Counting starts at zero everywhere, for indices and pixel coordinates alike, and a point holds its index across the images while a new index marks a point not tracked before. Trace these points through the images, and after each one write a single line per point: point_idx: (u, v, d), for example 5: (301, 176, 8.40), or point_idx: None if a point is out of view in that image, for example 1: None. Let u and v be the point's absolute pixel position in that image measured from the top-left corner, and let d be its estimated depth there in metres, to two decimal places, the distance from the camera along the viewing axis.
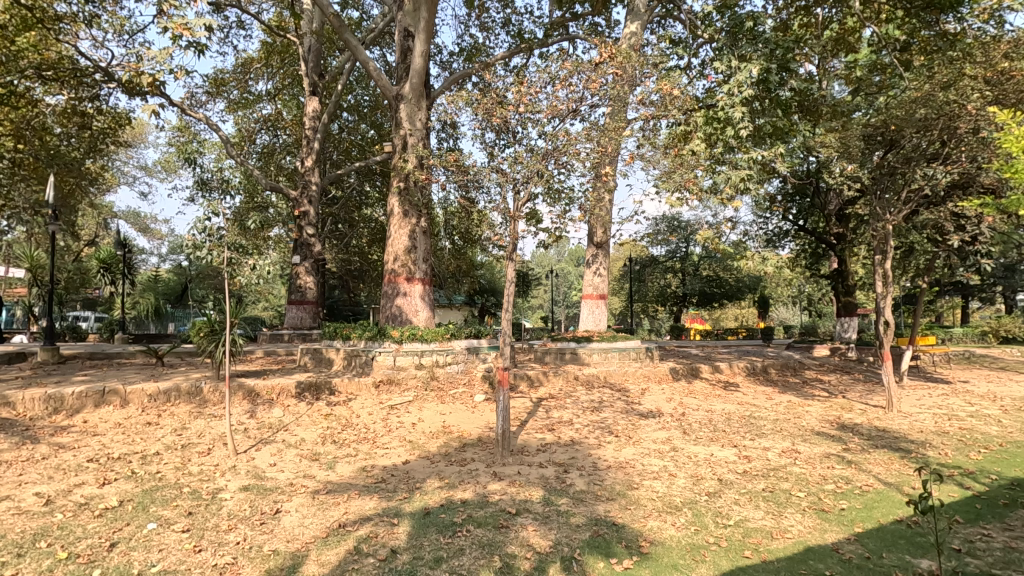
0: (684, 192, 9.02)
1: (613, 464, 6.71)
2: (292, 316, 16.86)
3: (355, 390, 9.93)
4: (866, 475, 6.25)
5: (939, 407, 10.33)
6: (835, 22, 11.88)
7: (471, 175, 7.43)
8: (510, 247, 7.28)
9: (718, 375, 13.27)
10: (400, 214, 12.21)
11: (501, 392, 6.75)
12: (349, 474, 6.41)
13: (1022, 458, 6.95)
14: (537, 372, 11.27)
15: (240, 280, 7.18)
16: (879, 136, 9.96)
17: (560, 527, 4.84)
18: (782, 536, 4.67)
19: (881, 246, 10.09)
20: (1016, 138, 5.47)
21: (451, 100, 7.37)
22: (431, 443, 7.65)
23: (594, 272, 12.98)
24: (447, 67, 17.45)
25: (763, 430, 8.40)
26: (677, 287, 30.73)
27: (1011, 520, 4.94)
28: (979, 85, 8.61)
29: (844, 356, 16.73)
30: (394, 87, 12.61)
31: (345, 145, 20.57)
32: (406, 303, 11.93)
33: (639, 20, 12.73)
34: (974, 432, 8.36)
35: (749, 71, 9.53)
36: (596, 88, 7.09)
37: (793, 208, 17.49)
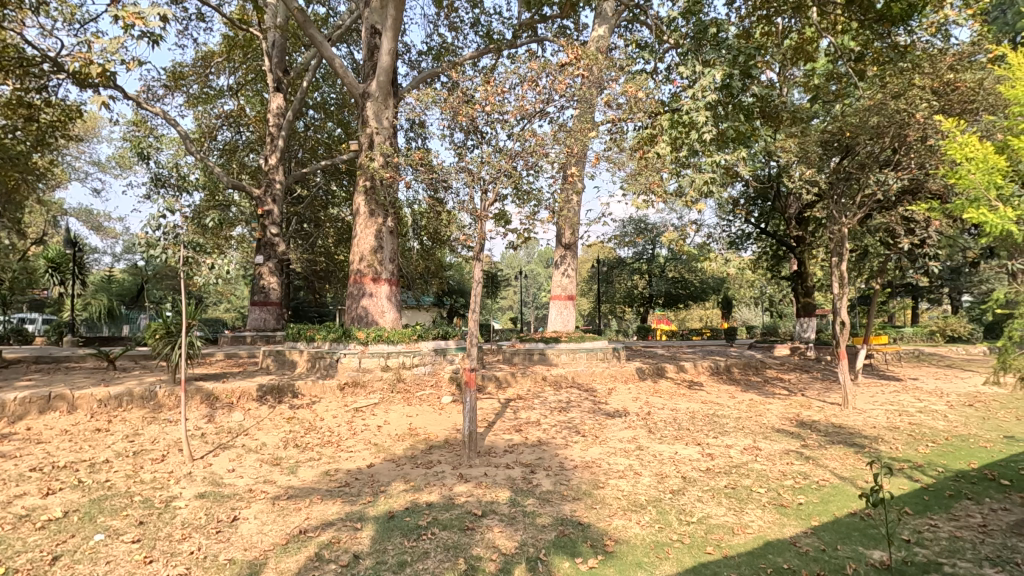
0: (650, 194, 9.19)
1: (579, 464, 6.73)
2: (255, 317, 16.37)
3: (319, 393, 9.72)
4: (823, 471, 6.44)
5: (891, 403, 10.76)
6: (794, 31, 12.22)
7: (439, 174, 7.35)
8: (478, 248, 7.23)
9: (683, 375, 13.51)
10: (366, 213, 12.02)
11: (468, 394, 6.69)
12: (311, 479, 6.25)
13: (967, 451, 7.29)
14: (505, 373, 11.26)
15: (198, 280, 6.94)
16: (835, 142, 10.38)
17: (526, 528, 4.82)
18: (742, 532, 4.76)
19: (837, 249, 10.53)
20: (958, 146, 5.65)
21: (418, 99, 7.28)
22: (397, 445, 7.54)
23: (563, 272, 13.06)
24: (415, 66, 17.31)
25: (726, 428, 8.56)
26: (643, 288, 31.14)
27: (956, 511, 5.16)
28: (927, 95, 8.98)
29: (803, 356, 17.27)
30: (360, 85, 12.41)
31: (311, 144, 20.18)
32: (372, 304, 11.76)
33: (608, 24, 12.88)
34: (922, 426, 8.73)
35: (713, 76, 9.75)
36: (562, 89, 7.10)
37: (755, 211, 17.95)
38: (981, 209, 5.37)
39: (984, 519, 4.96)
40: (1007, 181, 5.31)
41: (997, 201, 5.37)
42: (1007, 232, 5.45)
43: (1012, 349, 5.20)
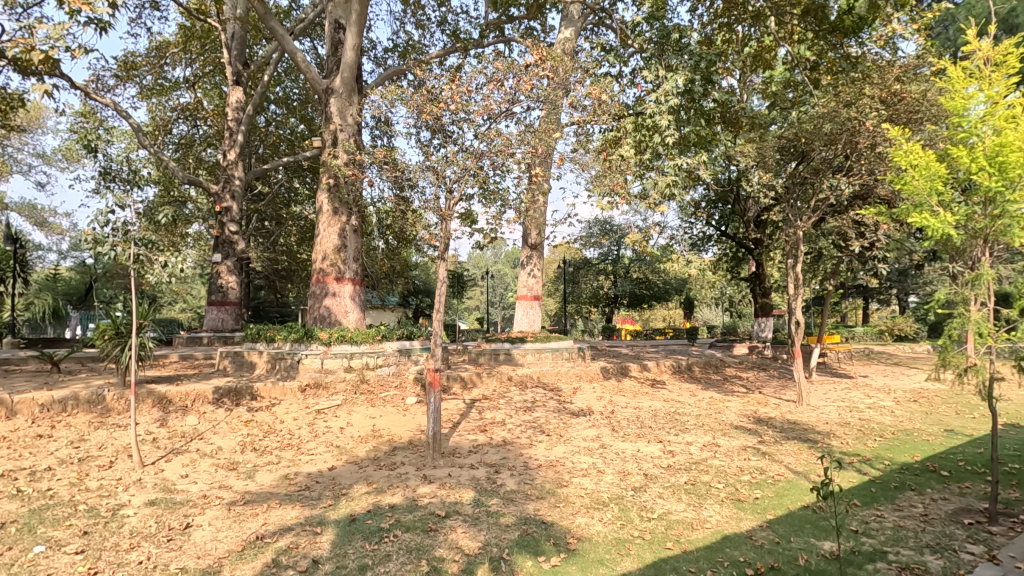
0: (614, 196, 9.32)
1: (543, 463, 6.76)
2: (212, 317, 15.84)
3: (280, 395, 9.46)
4: (778, 466, 6.66)
5: (842, 400, 11.20)
6: (753, 39, 12.55)
7: (404, 173, 7.26)
8: (443, 247, 7.18)
9: (646, 374, 13.73)
10: (329, 211, 11.80)
11: (432, 394, 6.63)
12: (269, 483, 6.08)
13: (911, 445, 7.66)
14: (471, 373, 11.22)
15: (149, 279, 6.68)
16: (791, 148, 10.68)
17: (489, 528, 4.81)
18: (701, 527, 4.88)
19: (793, 251, 10.92)
20: (904, 153, 5.91)
21: (382, 96, 7.17)
22: (360, 447, 7.42)
23: (529, 272, 13.10)
24: (380, 63, 17.08)
25: (687, 426, 8.76)
26: (609, 289, 31.56)
27: (900, 501, 5.41)
28: (876, 105, 9.39)
29: (761, 355, 17.85)
30: (323, 80, 12.17)
31: (273, 140, 19.69)
32: (335, 303, 11.53)
33: (573, 27, 12.98)
34: (871, 422, 9.12)
35: (675, 81, 9.95)
36: (527, 90, 7.09)
37: (716, 214, 18.41)
38: (924, 213, 5.66)
39: (925, 509, 5.22)
40: (947, 187, 5.61)
41: (939, 207, 5.66)
42: (946, 237, 5.74)
43: (951, 347, 5.50)
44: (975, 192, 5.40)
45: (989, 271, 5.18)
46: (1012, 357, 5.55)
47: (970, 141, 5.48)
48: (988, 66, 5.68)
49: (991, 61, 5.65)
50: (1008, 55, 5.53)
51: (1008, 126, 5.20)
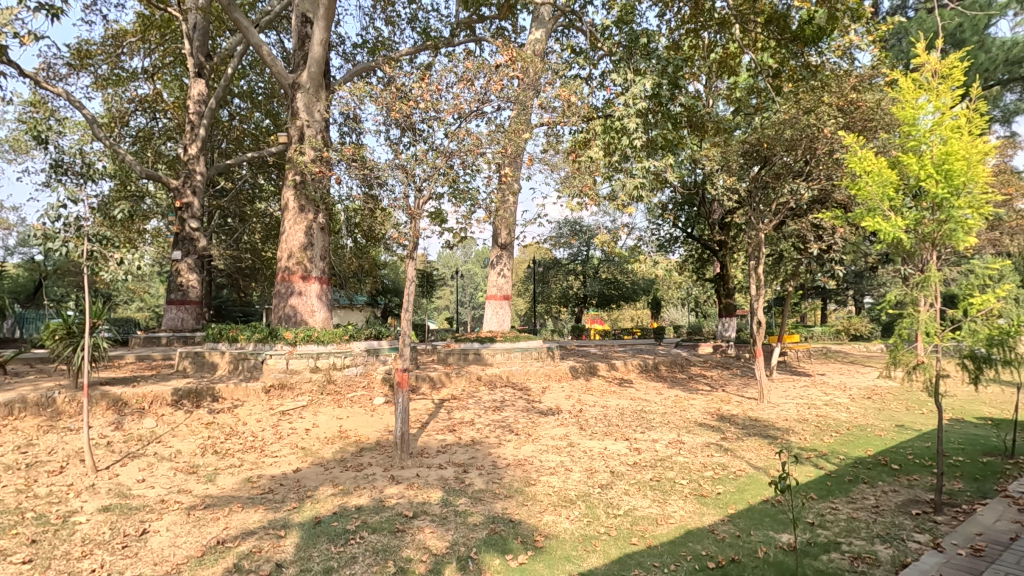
0: (583, 197, 9.44)
1: (512, 462, 6.80)
2: (171, 316, 15.32)
3: (242, 396, 9.21)
4: (740, 461, 6.85)
5: (801, 397, 11.60)
6: (719, 46, 12.84)
7: (373, 170, 7.17)
8: (412, 246, 7.12)
9: (614, 373, 13.91)
10: (295, 208, 11.56)
11: (400, 394, 6.57)
12: (231, 486, 5.93)
13: (865, 440, 7.98)
14: (439, 373, 11.14)
15: (103, 277, 6.43)
16: (754, 152, 10.98)
17: (457, 527, 4.80)
18: (665, 522, 4.98)
19: (755, 253, 11.26)
20: (859, 159, 6.17)
21: (351, 93, 7.08)
22: (326, 449, 7.30)
23: (499, 272, 13.10)
24: (349, 59, 16.83)
25: (653, 424, 8.91)
26: (578, 289, 31.84)
27: (854, 494, 5.63)
28: (834, 113, 9.78)
29: (724, 354, 18.33)
30: (289, 75, 11.92)
31: (236, 135, 19.17)
32: (301, 303, 11.33)
33: (544, 28, 13.05)
34: (828, 418, 9.47)
35: (643, 84, 10.13)
36: (497, 90, 7.08)
37: (683, 217, 18.77)
38: (876, 217, 5.93)
39: (877, 501, 5.46)
40: (898, 193, 5.87)
41: (891, 212, 5.91)
42: (898, 240, 6.00)
43: (902, 345, 5.77)
44: (923, 198, 5.65)
45: (936, 273, 5.45)
46: (956, 354, 5.86)
47: (920, 149, 5.74)
48: (936, 78, 5.96)
49: (938, 74, 5.94)
50: (954, 69, 5.81)
51: (954, 135, 5.48)
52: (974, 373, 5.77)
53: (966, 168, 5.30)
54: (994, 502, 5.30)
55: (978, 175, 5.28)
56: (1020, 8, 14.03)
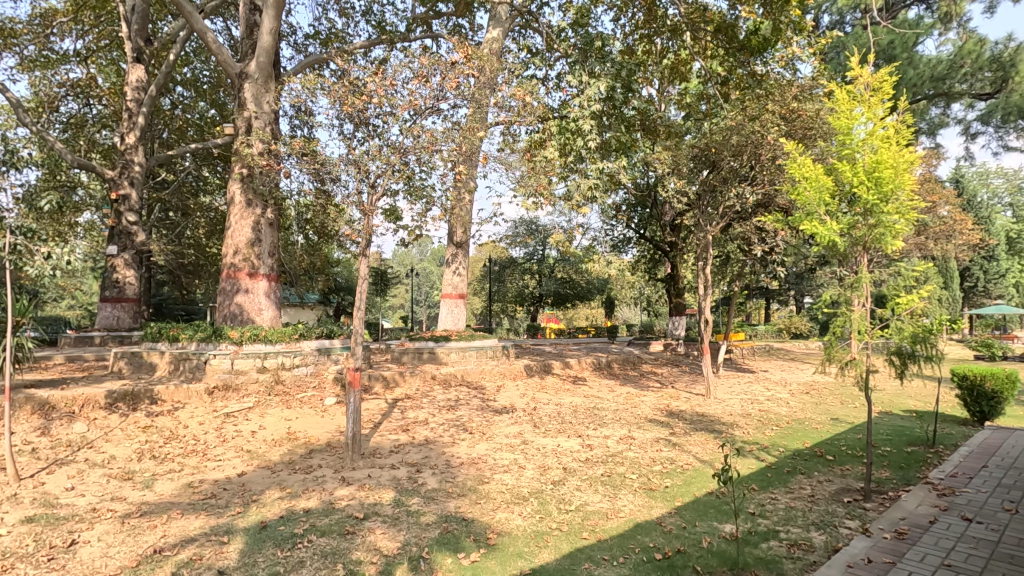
0: (539, 197, 9.52)
1: (465, 460, 6.79)
2: (105, 314, 14.47)
3: (183, 398, 8.81)
4: (687, 455, 7.08)
5: (745, 393, 12.10)
6: (671, 52, 13.16)
7: (324, 165, 6.99)
8: (364, 243, 6.99)
9: (568, 371, 14.12)
10: (242, 203, 11.15)
11: (352, 394, 6.45)
12: (170, 493, 5.67)
13: (803, 432, 8.41)
14: (393, 372, 10.97)
15: (28, 273, 5.98)
16: (703, 157, 11.37)
17: (409, 527, 4.76)
18: (615, 516, 5.09)
19: (703, 254, 11.66)
20: (799, 166, 6.49)
21: (301, 86, 6.88)
22: (273, 451, 7.08)
23: (455, 271, 13.02)
24: (301, 50, 16.33)
25: (605, 420, 9.09)
26: (534, 288, 32.06)
27: (791, 484, 5.92)
28: (777, 121, 10.23)
29: (674, 351, 18.88)
30: (236, 64, 11.48)
31: (179, 124, 18.28)
32: (247, 301, 10.93)
33: (501, 27, 13.08)
34: (769, 412, 9.92)
35: (598, 87, 10.31)
36: (453, 87, 7.01)
37: (636, 218, 19.20)
38: (814, 221, 6.25)
39: (813, 490, 5.76)
40: (834, 199, 6.19)
41: (827, 216, 6.25)
42: (834, 244, 6.33)
43: (836, 342, 6.10)
44: (857, 204, 5.98)
45: (867, 275, 5.78)
46: (885, 351, 6.24)
47: (854, 158, 6.07)
48: (870, 90, 6.29)
49: (870, 86, 6.28)
50: (885, 82, 6.16)
51: (885, 146, 5.82)
52: (901, 369, 6.14)
53: (894, 176, 5.65)
54: (917, 488, 5.69)
55: (905, 183, 5.63)
56: (944, 28, 15.07)
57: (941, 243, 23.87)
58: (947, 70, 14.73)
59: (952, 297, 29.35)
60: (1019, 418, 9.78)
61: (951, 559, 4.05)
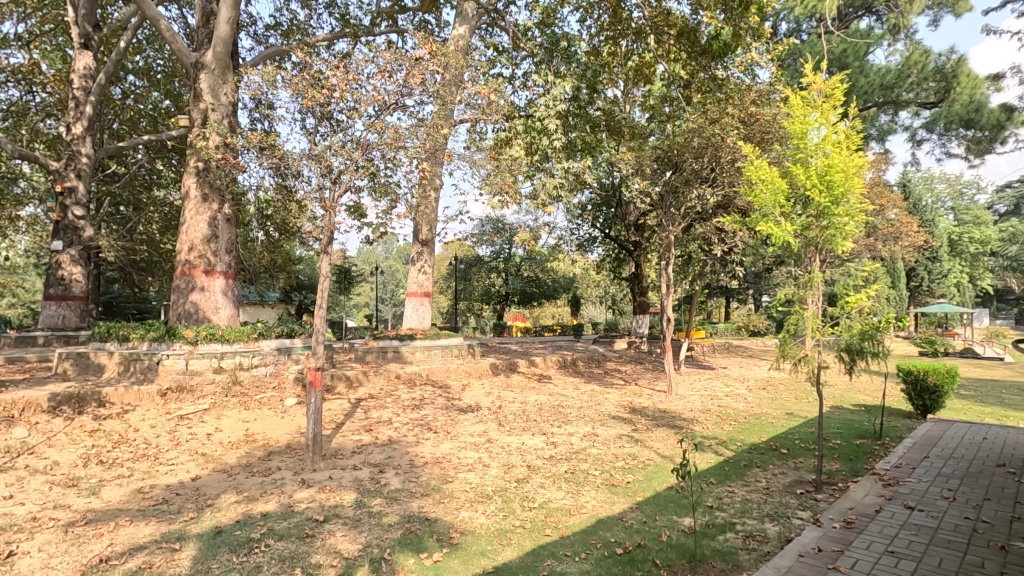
0: (505, 195, 9.52)
1: (429, 460, 6.74)
2: (49, 313, 13.69)
3: (134, 400, 8.45)
4: (649, 451, 7.21)
5: (705, 389, 12.41)
6: (635, 54, 13.33)
7: (285, 160, 6.82)
8: (326, 240, 6.86)
9: (533, 369, 14.18)
10: (197, 197, 10.77)
11: (313, 394, 6.31)
12: (118, 499, 5.43)
13: (759, 427, 8.68)
14: (356, 372, 10.77)
15: None
16: (665, 158, 11.63)
17: (371, 529, 4.69)
18: (578, 512, 5.14)
19: (666, 253, 11.88)
20: (756, 168, 6.67)
21: (259, 78, 6.68)
22: (229, 454, 6.87)
23: (420, 269, 12.85)
24: (261, 41, 15.86)
25: (570, 418, 9.18)
26: (500, 287, 32.04)
27: (747, 478, 6.11)
28: (736, 124, 10.55)
29: (638, 349, 19.20)
30: (191, 54, 11.07)
31: (131, 115, 17.49)
32: (203, 299, 10.57)
33: (468, 25, 13.01)
34: (728, 408, 10.21)
35: (564, 87, 10.37)
36: (417, 83, 6.91)
37: (601, 218, 19.40)
38: (770, 222, 6.44)
39: (767, 483, 5.95)
40: (789, 201, 6.39)
41: (782, 217, 6.45)
42: (788, 244, 6.54)
43: (790, 340, 6.30)
44: (810, 206, 6.19)
45: (819, 275, 6.00)
46: (835, 348, 6.48)
47: (808, 161, 6.27)
48: (823, 97, 6.50)
49: (823, 93, 6.49)
50: (837, 89, 6.37)
51: (837, 150, 6.02)
52: (850, 364, 6.40)
53: (845, 180, 5.87)
54: (864, 479, 5.95)
55: (855, 187, 5.85)
56: (892, 39, 15.78)
57: (889, 245, 25.00)
58: (895, 79, 15.54)
59: (899, 296, 30.75)
60: (959, 411, 10.33)
61: (894, 546, 4.24)
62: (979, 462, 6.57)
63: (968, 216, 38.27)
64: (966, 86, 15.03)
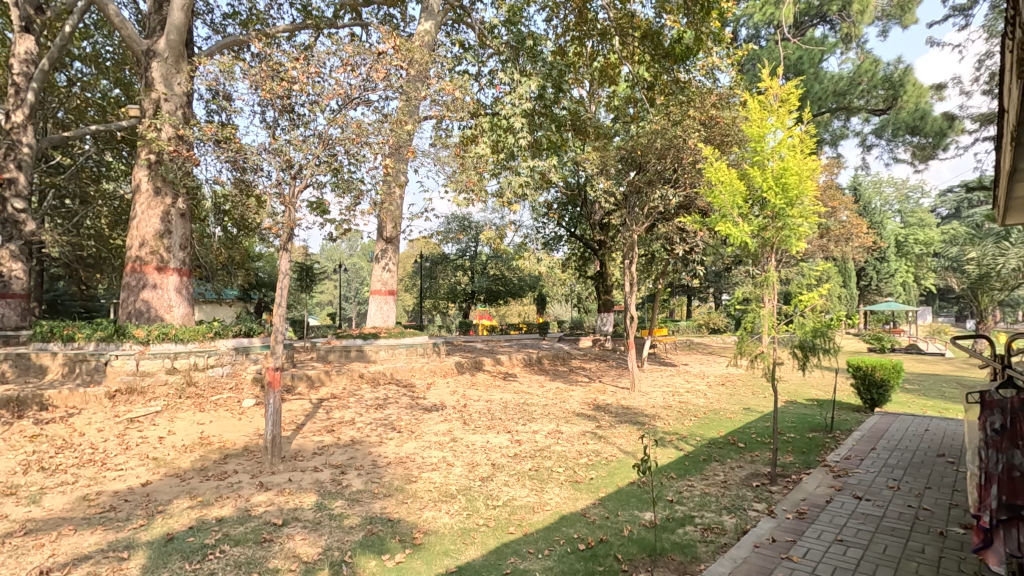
0: (470, 193, 9.48)
1: (393, 460, 6.66)
2: None
3: (79, 403, 8.06)
4: (612, 447, 7.32)
5: (667, 385, 12.70)
6: (601, 55, 13.45)
7: (243, 154, 6.60)
8: (286, 237, 6.68)
9: (499, 367, 14.20)
10: (149, 191, 10.33)
11: (272, 395, 6.16)
12: (61, 507, 5.17)
13: (718, 422, 8.92)
14: (318, 371, 10.52)
15: None
16: (629, 159, 11.83)
17: (331, 532, 4.60)
18: (542, 510, 5.17)
19: (629, 253, 12.05)
20: (715, 170, 6.84)
21: (215, 68, 6.45)
22: (183, 458, 6.63)
23: (384, 266, 12.29)
24: (218, 31, 15.32)
25: (534, 415, 9.23)
26: (466, 285, 31.94)
27: (706, 472, 6.26)
28: (697, 126, 10.82)
29: (602, 346, 19.48)
30: (142, 41, 10.59)
31: (77, 103, 16.63)
32: (156, 297, 10.18)
33: (433, 20, 12.88)
34: (688, 403, 10.46)
35: (529, 86, 10.36)
36: (381, 78, 6.80)
37: (566, 217, 19.55)
38: (728, 223, 6.62)
39: (725, 476, 6.12)
40: (747, 203, 6.57)
41: (739, 218, 6.63)
42: (745, 245, 6.72)
43: (747, 337, 6.49)
44: (765, 208, 6.39)
45: (774, 274, 6.19)
46: (789, 345, 6.71)
47: (765, 164, 6.45)
48: (779, 101, 6.68)
49: (780, 98, 6.68)
50: (792, 95, 6.56)
51: (792, 154, 6.21)
52: (803, 361, 6.62)
53: (799, 182, 6.06)
54: (816, 471, 6.18)
55: (809, 189, 6.05)
56: (845, 48, 16.46)
57: (840, 246, 26.05)
58: (847, 86, 16.12)
59: (849, 295, 32.08)
60: (904, 404, 10.85)
61: (843, 534, 4.43)
62: (922, 453, 6.92)
63: (913, 218, 40.19)
64: (912, 94, 15.79)
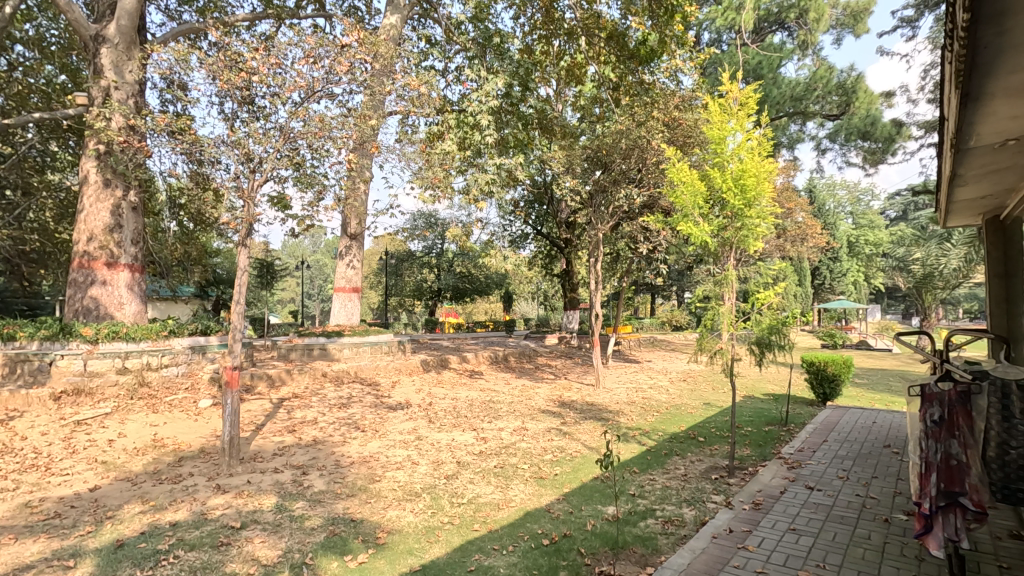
0: (436, 189, 9.41)
1: (356, 459, 6.57)
2: None
3: (22, 406, 7.66)
4: (576, 443, 7.41)
5: (630, 382, 12.92)
6: (568, 54, 13.52)
7: (199, 146, 6.39)
8: (245, 232, 6.49)
9: (465, 365, 14.17)
10: (97, 183, 9.86)
11: (230, 395, 6.00)
12: (0, 515, 4.90)
13: (679, 416, 9.14)
14: (279, 371, 10.28)
15: None
16: (594, 158, 11.97)
17: (292, 534, 4.51)
18: (506, 506, 5.20)
19: (595, 251, 12.19)
20: (677, 171, 6.97)
21: (170, 56, 6.21)
22: (135, 461, 6.39)
23: (347, 263, 12.02)
24: (173, 17, 14.74)
25: (500, 413, 9.26)
26: (432, 282, 31.71)
27: (667, 466, 6.41)
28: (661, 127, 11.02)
29: (568, 344, 19.67)
30: (90, 25, 10.06)
31: (18, 89, 15.72)
32: (105, 294, 9.75)
33: (399, 14, 12.74)
34: (651, 399, 10.68)
35: (496, 83, 10.31)
36: (345, 71, 6.67)
37: (533, 215, 19.65)
38: (690, 223, 6.77)
39: (685, 470, 6.28)
40: (707, 203, 6.72)
41: (700, 218, 6.78)
42: (706, 244, 6.89)
43: (706, 334, 6.67)
44: (725, 209, 6.55)
45: (733, 273, 6.38)
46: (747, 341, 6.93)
47: (725, 166, 6.60)
48: (739, 105, 6.84)
49: (739, 101, 6.84)
50: (751, 99, 6.73)
51: (751, 156, 6.39)
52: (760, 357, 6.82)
53: (757, 184, 6.26)
54: (771, 463, 6.40)
55: (766, 191, 6.25)
56: (801, 54, 17.06)
57: (796, 246, 27.00)
58: (803, 91, 16.71)
59: (804, 293, 33.30)
60: (853, 398, 11.33)
61: (796, 523, 4.61)
62: (870, 444, 7.25)
63: (864, 220, 41.97)
64: (863, 101, 16.49)
